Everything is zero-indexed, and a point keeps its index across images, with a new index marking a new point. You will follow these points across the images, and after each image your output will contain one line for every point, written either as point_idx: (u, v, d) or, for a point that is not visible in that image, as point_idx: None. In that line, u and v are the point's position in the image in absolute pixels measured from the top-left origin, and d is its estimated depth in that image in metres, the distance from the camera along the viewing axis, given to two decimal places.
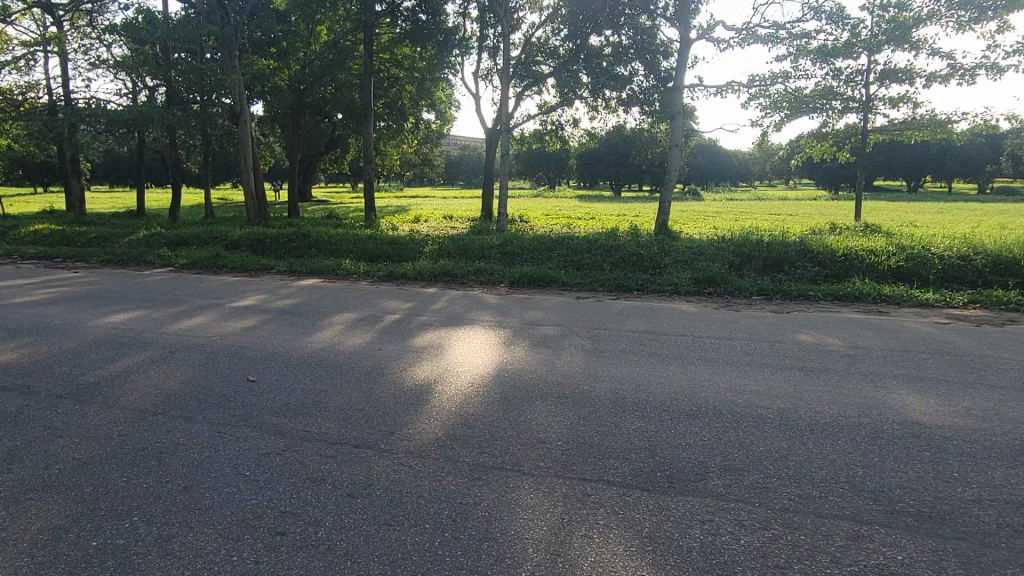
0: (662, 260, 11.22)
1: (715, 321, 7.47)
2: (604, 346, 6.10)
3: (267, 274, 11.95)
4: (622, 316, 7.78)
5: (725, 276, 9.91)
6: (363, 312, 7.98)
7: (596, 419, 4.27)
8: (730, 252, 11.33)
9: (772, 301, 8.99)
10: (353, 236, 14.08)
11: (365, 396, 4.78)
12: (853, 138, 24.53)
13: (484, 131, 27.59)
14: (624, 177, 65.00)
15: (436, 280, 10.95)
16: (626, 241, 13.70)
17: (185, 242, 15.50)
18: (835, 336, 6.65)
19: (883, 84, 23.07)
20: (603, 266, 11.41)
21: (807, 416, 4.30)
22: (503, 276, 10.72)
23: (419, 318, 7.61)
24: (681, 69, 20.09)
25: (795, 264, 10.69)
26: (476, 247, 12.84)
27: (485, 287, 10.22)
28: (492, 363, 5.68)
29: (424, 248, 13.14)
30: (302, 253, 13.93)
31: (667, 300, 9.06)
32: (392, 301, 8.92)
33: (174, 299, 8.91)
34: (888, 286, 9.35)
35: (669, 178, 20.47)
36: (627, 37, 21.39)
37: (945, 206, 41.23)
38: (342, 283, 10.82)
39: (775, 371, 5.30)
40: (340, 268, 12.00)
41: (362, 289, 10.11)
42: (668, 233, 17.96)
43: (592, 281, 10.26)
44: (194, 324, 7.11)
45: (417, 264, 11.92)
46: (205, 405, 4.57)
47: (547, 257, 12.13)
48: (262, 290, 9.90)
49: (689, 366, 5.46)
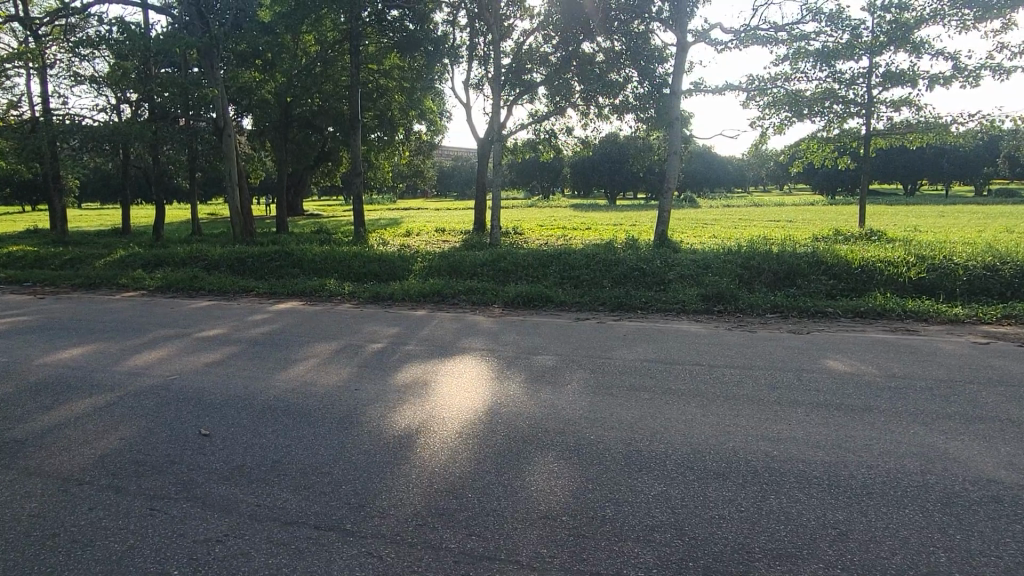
0: (666, 276, 10.54)
1: (731, 345, 6.77)
2: (611, 381, 5.40)
3: (245, 296, 11.23)
4: (626, 340, 7.08)
5: (734, 293, 9.23)
6: (341, 340, 7.26)
7: (608, 483, 3.55)
8: (738, 265, 10.67)
9: (789, 319, 8.31)
10: (338, 254, 13.38)
11: (333, 454, 4.04)
12: (854, 142, 24.03)
13: (476, 141, 27.00)
14: (618, 185, 64.53)
15: (425, 300, 10.25)
16: (625, 254, 13.03)
17: (162, 262, 14.77)
18: (869, 362, 5.95)
19: (886, 86, 22.57)
20: (602, 282, 10.72)
21: (861, 473, 3.60)
22: (496, 296, 10.03)
23: (404, 347, 6.90)
24: (677, 74, 19.52)
25: (808, 278, 10.02)
26: (469, 264, 12.15)
27: (477, 308, 9.52)
28: (483, 402, 4.96)
29: (414, 265, 12.45)
30: (283, 272, 13.21)
31: (674, 321, 8.37)
32: (375, 327, 8.21)
33: (137, 328, 8.18)
34: (911, 301, 8.69)
35: (668, 187, 19.85)
36: (620, 42, 20.83)
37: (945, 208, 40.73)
38: (325, 306, 10.10)
39: (809, 411, 4.60)
40: (323, 290, 11.28)
41: (345, 313, 9.38)
42: (668, 243, 17.32)
43: (593, 299, 9.57)
44: (153, 360, 6.38)
45: (405, 283, 11.21)
46: (141, 472, 3.85)
47: (544, 273, 11.45)
48: (237, 316, 9.17)
49: (710, 405, 4.77)
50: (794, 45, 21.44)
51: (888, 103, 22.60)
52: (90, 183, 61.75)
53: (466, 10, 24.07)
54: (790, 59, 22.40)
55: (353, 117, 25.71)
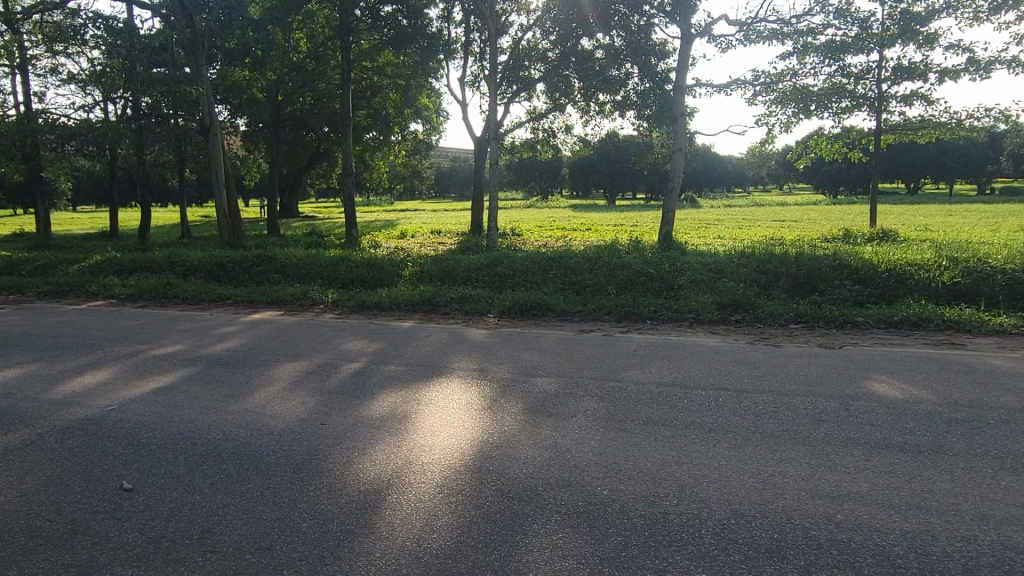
0: (675, 281, 9.74)
1: (755, 363, 5.95)
2: (625, 412, 4.56)
3: (220, 305, 10.40)
4: (636, 357, 6.25)
5: (753, 301, 8.42)
6: (313, 359, 6.41)
7: (630, 567, 2.72)
8: (754, 270, 9.87)
9: (815, 331, 7.50)
10: (324, 259, 12.57)
11: (279, 518, 3.21)
12: (864, 138, 23.27)
13: (473, 140, 26.19)
14: (618, 186, 63.67)
15: (414, 309, 9.43)
16: (629, 257, 12.26)
17: (137, 268, 13.93)
18: (923, 385, 5.12)
19: (897, 81, 21.78)
20: (606, 288, 9.92)
21: (961, 551, 2.77)
22: (491, 305, 9.20)
23: (384, 367, 6.05)
24: (681, 69, 18.73)
25: (831, 283, 9.22)
26: (462, 269, 11.33)
27: (469, 318, 8.71)
28: (471, 441, 4.12)
29: (403, 271, 11.64)
30: (265, 277, 12.39)
31: (689, 332, 7.55)
32: (356, 342, 7.36)
33: (89, 344, 7.33)
34: (949, 309, 7.89)
35: (672, 186, 19.05)
36: (620, 37, 20.03)
37: (951, 207, 39.97)
38: (305, 316, 9.27)
39: (869, 455, 3.75)
40: (305, 297, 10.45)
41: (326, 325, 8.54)
42: (672, 245, 16.53)
43: (596, 308, 8.76)
44: (96, 384, 5.54)
45: (394, 291, 10.39)
46: (30, 549, 3.00)
47: (543, 279, 10.64)
48: (206, 329, 8.33)
49: (746, 445, 3.94)
50: (801, 39, 20.66)
51: (899, 100, 21.82)
52: (82, 184, 60.85)
53: (461, 4, 23.27)
54: (796, 54, 21.62)
55: (345, 115, 24.88)
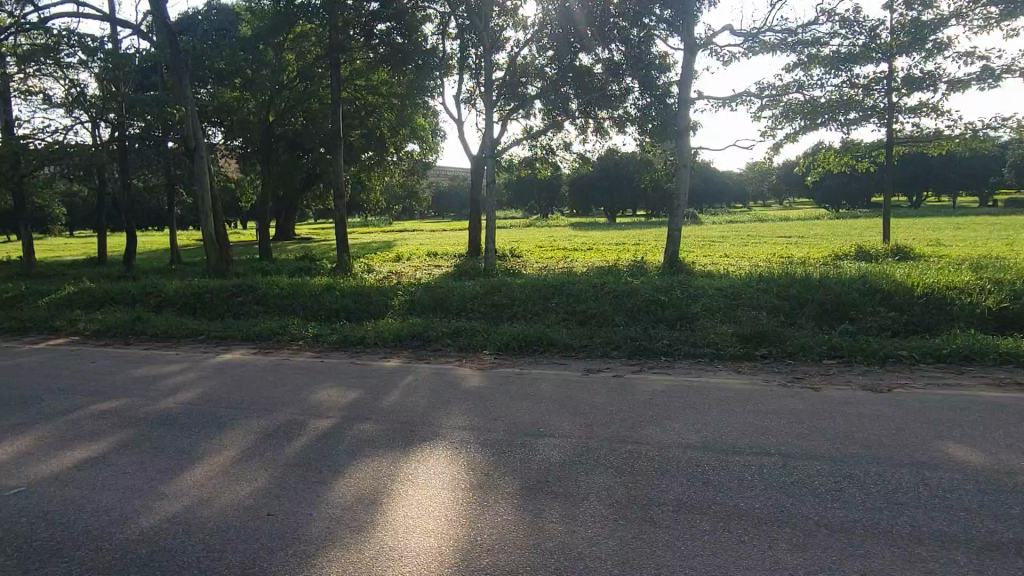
0: (690, 310, 8.87)
1: (799, 416, 5.05)
2: (648, 493, 3.66)
3: (190, 341, 9.50)
4: (654, 408, 5.34)
5: (781, 334, 7.56)
6: (276, 415, 5.49)
7: None
8: (775, 295, 9.04)
9: (856, 367, 6.60)
10: (307, 289, 11.68)
11: None
12: (875, 151, 22.48)
13: (469, 160, 25.42)
14: (618, 204, 62.88)
15: (402, 345, 8.54)
16: (638, 281, 11.39)
17: (110, 299, 13.03)
18: (1006, 445, 4.23)
19: (906, 92, 20.98)
20: (614, 319, 9.05)
21: None
22: (486, 340, 8.30)
23: (358, 426, 5.13)
24: (683, 84, 17.94)
25: (863, 310, 8.35)
26: (456, 298, 10.43)
27: (463, 356, 7.83)
28: (453, 542, 3.21)
29: (393, 300, 10.76)
30: (243, 310, 11.50)
31: (712, 371, 6.65)
32: (331, 389, 6.44)
33: (26, 397, 6.42)
34: (1002, 338, 7.03)
35: (677, 204, 18.23)
36: (619, 51, 19.22)
37: (962, 219, 39.15)
38: (280, 355, 8.38)
39: (979, 563, 2.83)
40: (284, 333, 9.55)
41: (302, 368, 7.63)
42: (680, 266, 15.64)
43: (605, 343, 7.90)
44: (10, 457, 4.64)
45: (381, 324, 9.50)
46: None
47: (544, 308, 9.76)
48: (167, 375, 7.42)
49: (812, 549, 3.01)
50: (805, 50, 19.89)
51: (909, 112, 21.01)
52: (74, 209, 60.09)
53: (455, 20, 22.51)
54: (801, 66, 20.86)
55: (336, 135, 24.06)
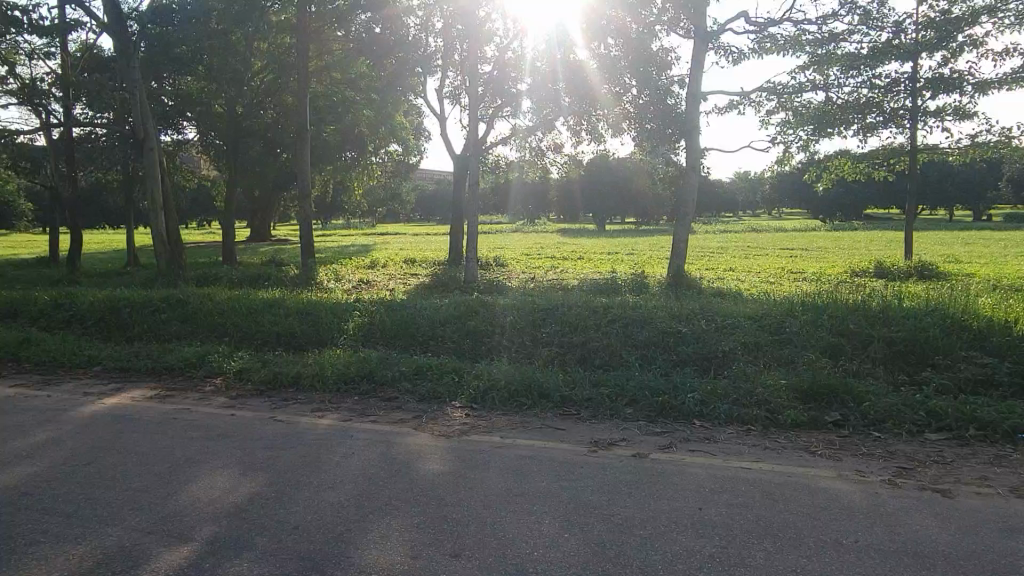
0: (721, 346, 6.92)
1: (959, 568, 3.04)
2: None
3: (79, 374, 7.41)
4: (711, 538, 3.36)
5: (853, 392, 5.63)
6: (109, 536, 3.44)
7: None
8: (828, 331, 7.14)
9: (980, 452, 4.63)
10: (245, 307, 9.60)
11: None
12: (893, 158, 20.70)
13: (453, 160, 23.46)
14: (608, 211, 61.06)
15: (345, 389, 6.50)
16: (648, 305, 9.39)
17: (13, 311, 10.88)
18: None
19: (932, 93, 19.15)
20: (624, 357, 7.07)
21: None
22: (458, 387, 6.26)
23: (229, 570, 3.10)
24: (691, 80, 15.97)
25: (951, 356, 6.43)
26: (424, 322, 8.40)
27: (424, 411, 5.80)
28: None
29: (347, 323, 8.72)
30: (166, 329, 9.40)
31: (774, 452, 4.69)
32: (219, 473, 4.37)
33: None
34: None
35: (683, 214, 16.24)
36: (617, 46, 16.94)
37: (969, 235, 37.30)
38: (183, 401, 6.30)
39: None
40: (202, 366, 7.49)
41: (202, 424, 5.53)
42: (690, 283, 13.66)
43: (617, 396, 5.90)
44: None
45: (323, 358, 7.42)
46: None
47: (533, 339, 7.76)
48: (10, 432, 5.31)
49: None
50: (822, 47, 17.99)
51: (931, 115, 19.17)
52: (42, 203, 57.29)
53: (436, 11, 20.30)
54: (816, 66, 18.95)
55: (303, 130, 21.71)
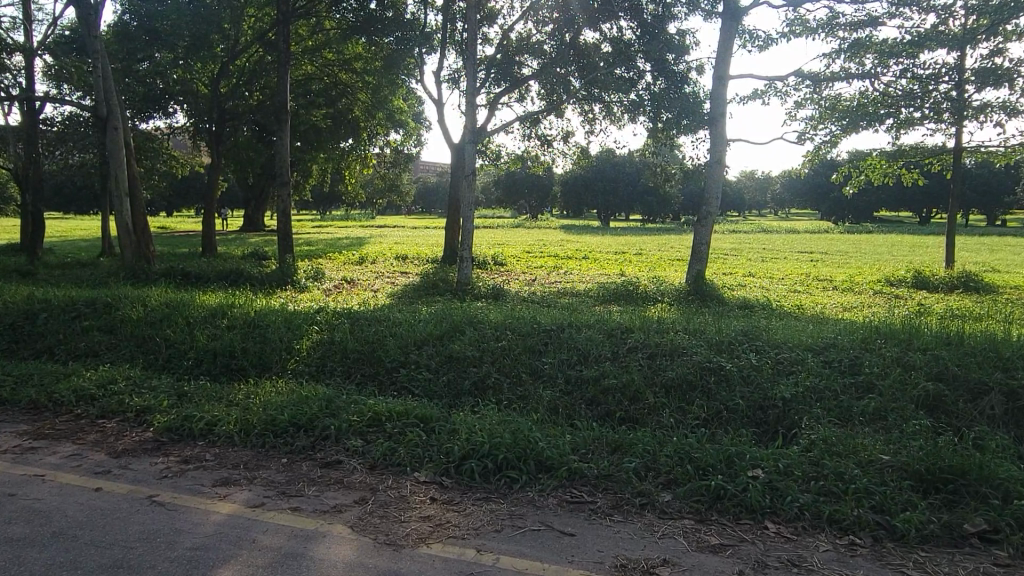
0: (781, 392, 5.17)
1: None
2: None
3: None
4: None
5: (994, 481, 3.87)
6: None
7: None
8: (922, 372, 5.36)
9: None
10: (178, 317, 7.82)
11: None
12: (930, 157, 18.87)
13: (451, 150, 21.65)
14: (614, 207, 59.03)
15: (272, 446, 4.74)
16: (674, 324, 7.62)
17: None
18: None
19: (980, 87, 17.28)
20: (652, 405, 5.31)
21: None
22: (426, 450, 4.51)
23: None
24: (716, 66, 14.17)
25: None
26: (393, 343, 6.66)
27: (370, 492, 4.02)
28: None
29: (299, 341, 6.96)
30: (79, 344, 7.61)
31: None
32: None
33: None
34: None
35: (705, 215, 14.39)
36: (630, 26, 15.07)
37: (996, 240, 35.33)
38: (44, 461, 4.52)
39: None
40: (99, 399, 5.73)
41: (43, 511, 3.75)
42: (714, 294, 11.85)
43: (650, 477, 4.14)
44: None
45: (252, 394, 5.65)
46: None
47: (533, 371, 6.01)
48: None
49: None
50: (860, 33, 16.16)
51: (977, 111, 17.33)
52: None
53: None
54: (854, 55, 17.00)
55: (283, 115, 19.58)
